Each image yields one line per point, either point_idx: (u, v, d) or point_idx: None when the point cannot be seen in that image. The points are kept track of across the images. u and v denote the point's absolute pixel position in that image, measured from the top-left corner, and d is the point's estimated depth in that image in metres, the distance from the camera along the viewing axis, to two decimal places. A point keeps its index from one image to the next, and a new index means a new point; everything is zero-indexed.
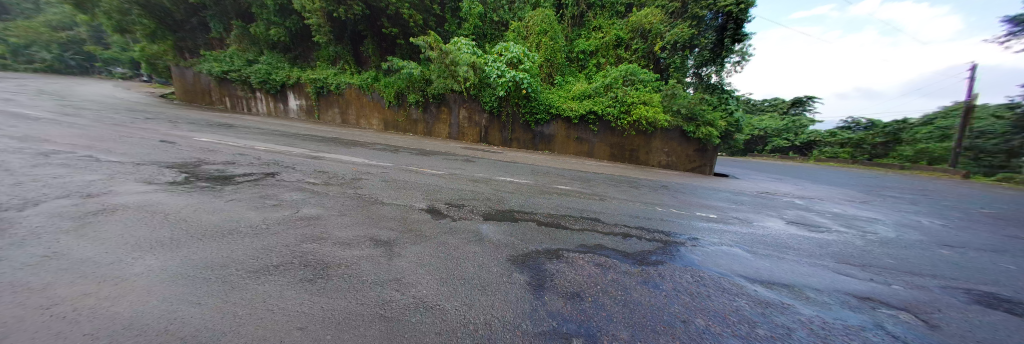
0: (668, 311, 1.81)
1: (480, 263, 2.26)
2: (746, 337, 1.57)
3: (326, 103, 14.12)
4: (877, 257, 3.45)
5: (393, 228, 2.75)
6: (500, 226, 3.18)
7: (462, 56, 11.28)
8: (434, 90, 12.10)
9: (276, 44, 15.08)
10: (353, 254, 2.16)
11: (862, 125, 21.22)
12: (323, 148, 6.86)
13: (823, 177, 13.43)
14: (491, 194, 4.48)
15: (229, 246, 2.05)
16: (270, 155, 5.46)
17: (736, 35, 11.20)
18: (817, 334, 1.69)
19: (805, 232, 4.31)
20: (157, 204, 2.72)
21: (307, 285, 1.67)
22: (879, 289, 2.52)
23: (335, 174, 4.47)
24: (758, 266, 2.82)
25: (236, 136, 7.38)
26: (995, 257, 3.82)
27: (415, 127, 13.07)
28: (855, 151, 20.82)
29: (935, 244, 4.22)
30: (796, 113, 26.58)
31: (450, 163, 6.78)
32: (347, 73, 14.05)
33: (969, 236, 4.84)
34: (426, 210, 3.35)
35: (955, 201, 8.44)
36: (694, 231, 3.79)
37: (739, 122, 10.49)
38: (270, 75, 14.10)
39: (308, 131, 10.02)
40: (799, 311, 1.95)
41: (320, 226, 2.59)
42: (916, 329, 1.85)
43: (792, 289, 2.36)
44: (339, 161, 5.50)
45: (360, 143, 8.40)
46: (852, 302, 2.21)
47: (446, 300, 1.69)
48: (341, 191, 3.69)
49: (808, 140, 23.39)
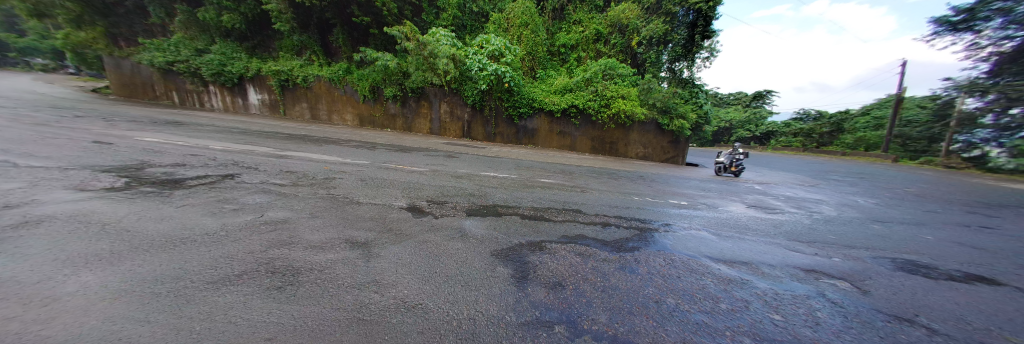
0: (643, 294, 1.86)
1: (464, 259, 2.20)
2: (710, 312, 1.67)
3: (292, 97, 13.20)
4: (824, 234, 3.78)
5: (372, 228, 2.60)
6: (484, 221, 3.12)
7: (440, 47, 10.76)
8: (412, 83, 11.67)
9: (229, 32, 13.83)
10: (326, 258, 2.01)
11: (811, 116, 23.37)
12: (290, 147, 6.43)
13: (778, 164, 14.47)
14: (474, 190, 4.40)
15: (182, 257, 1.84)
16: (227, 154, 5.02)
17: (706, 32, 11.70)
18: (771, 305, 1.82)
19: (764, 214, 4.63)
20: (94, 213, 2.41)
21: (276, 293, 1.54)
22: (822, 261, 2.77)
23: (305, 174, 4.19)
24: (723, 246, 2.99)
25: (187, 135, 6.74)
26: (916, 229, 4.33)
27: (394, 122, 12.62)
28: (806, 140, 22.85)
29: (869, 220, 4.72)
30: (757, 105, 28.33)
31: (432, 159, 6.59)
32: (314, 64, 13.16)
33: (895, 211, 5.47)
34: (406, 209, 3.21)
35: (886, 182, 9.36)
36: (667, 217, 3.94)
37: (708, 115, 11.22)
38: (225, 66, 12.92)
39: (272, 128, 9.35)
40: (756, 285, 2.10)
41: (289, 229, 2.39)
42: (854, 296, 2.06)
43: (751, 266, 2.52)
44: (309, 159, 5.18)
45: (333, 140, 7.97)
46: (800, 273, 2.42)
47: (428, 299, 1.63)
48: (312, 191, 3.45)
49: (767, 131, 25.46)
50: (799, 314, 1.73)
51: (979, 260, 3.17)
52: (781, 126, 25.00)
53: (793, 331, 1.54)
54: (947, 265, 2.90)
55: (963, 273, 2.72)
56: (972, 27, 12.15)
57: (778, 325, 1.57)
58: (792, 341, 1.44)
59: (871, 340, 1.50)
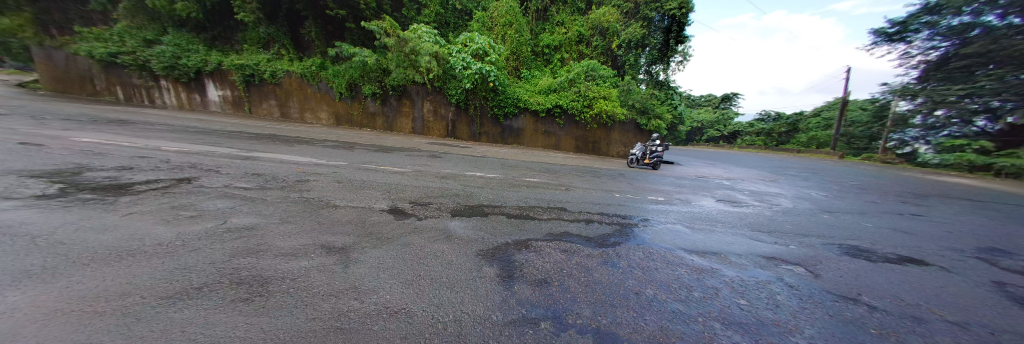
0: (624, 286, 1.95)
1: (449, 260, 2.14)
2: (684, 300, 1.83)
3: (259, 94, 12.43)
4: (785, 224, 4.05)
5: (350, 233, 2.44)
6: (470, 222, 3.05)
7: (423, 44, 10.49)
8: (392, 81, 11.31)
9: (185, 22, 12.89)
10: (298, 266, 1.86)
11: (771, 117, 25.46)
12: (258, 147, 6.02)
13: (744, 161, 15.40)
14: (459, 190, 4.31)
15: (129, 270, 1.64)
16: (183, 156, 4.63)
17: (678, 38, 12.90)
18: (737, 291, 2.02)
19: (733, 207, 4.89)
20: (18, 224, 2.09)
21: (242, 306, 1.40)
22: (783, 250, 3.00)
23: (275, 176, 3.92)
24: (697, 238, 3.13)
25: (135, 135, 6.15)
26: (861, 217, 4.76)
27: (374, 121, 12.20)
28: (766, 139, 24.47)
29: (821, 210, 5.12)
30: (725, 107, 30.10)
31: (414, 160, 6.41)
32: (283, 59, 12.46)
33: (842, 202, 5.99)
34: (388, 211, 3.08)
35: (833, 176, 10.27)
36: (645, 212, 4.05)
37: (681, 115, 12.14)
38: (181, 59, 11.95)
39: (237, 128, 8.77)
40: (724, 274, 2.30)
41: (256, 236, 2.19)
42: (808, 280, 2.32)
43: (720, 256, 2.69)
44: (278, 161, 4.87)
45: (306, 140, 7.56)
46: (762, 261, 2.65)
47: (411, 303, 1.55)
48: (282, 195, 3.22)
49: (734, 131, 27.24)
50: (761, 298, 1.94)
51: (911, 243, 3.54)
52: (745, 126, 26.71)
53: (756, 313, 1.74)
54: (884, 249, 3.26)
55: (897, 255, 3.08)
56: (904, 38, 14.45)
57: (743, 310, 1.76)
58: (755, 323, 1.62)
59: (820, 317, 1.73)
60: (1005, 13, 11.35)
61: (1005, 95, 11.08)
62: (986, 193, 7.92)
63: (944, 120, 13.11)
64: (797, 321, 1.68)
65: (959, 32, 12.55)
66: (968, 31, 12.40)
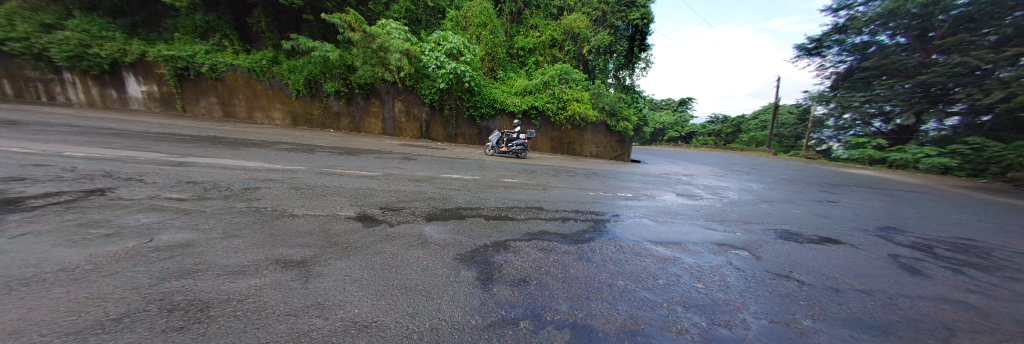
0: (597, 279, 1.97)
1: (425, 266, 2.00)
2: (651, 288, 1.90)
3: (193, 90, 11.10)
4: (736, 214, 4.39)
5: (310, 245, 2.20)
6: (446, 226, 2.91)
7: (392, 41, 10.04)
8: (358, 78, 10.67)
9: (98, 4, 11.26)
10: (247, 285, 1.61)
11: (719, 119, 28.76)
12: (194, 151, 5.33)
13: (699, 158, 16.66)
14: (435, 193, 4.13)
15: (13, 306, 1.29)
16: (95, 163, 3.96)
17: (642, 46, 14.08)
18: (696, 277, 2.14)
19: (693, 200, 5.21)
20: None
21: (176, 337, 1.17)
22: (737, 237, 3.24)
23: (216, 185, 3.46)
24: (661, 230, 3.28)
25: (30, 138, 5.19)
26: (793, 204, 5.37)
27: (337, 122, 11.49)
28: (716, 139, 27.91)
29: (761, 199, 5.68)
30: (683, 110, 32.58)
31: (385, 162, 6.07)
32: (226, 51, 11.22)
33: (779, 192, 6.72)
34: (356, 218, 2.85)
35: (770, 170, 11.43)
36: (616, 208, 4.17)
37: (645, 118, 12.77)
38: (90, 48, 10.32)
39: (171, 129, 7.84)
40: (684, 261, 2.43)
41: (195, 253, 1.88)
42: (751, 262, 2.54)
43: (681, 245, 2.84)
44: (218, 167, 4.33)
45: (254, 143, 6.85)
46: (714, 247, 2.84)
47: (383, 315, 1.41)
48: (227, 206, 2.83)
49: (690, 132, 29.69)
50: (714, 281, 2.10)
51: (830, 225, 4.05)
52: (699, 128, 29.66)
53: (711, 296, 1.87)
54: (808, 231, 3.67)
55: (818, 236, 3.49)
56: (820, 53, 16.98)
57: (703, 294, 1.88)
58: (711, 304, 1.76)
59: (764, 295, 1.92)
60: (893, 34, 13.72)
61: (894, 101, 13.37)
62: (885, 182, 9.28)
63: (850, 122, 15.45)
64: (748, 301, 1.83)
65: (860, 48, 14.92)
66: (866, 48, 14.83)
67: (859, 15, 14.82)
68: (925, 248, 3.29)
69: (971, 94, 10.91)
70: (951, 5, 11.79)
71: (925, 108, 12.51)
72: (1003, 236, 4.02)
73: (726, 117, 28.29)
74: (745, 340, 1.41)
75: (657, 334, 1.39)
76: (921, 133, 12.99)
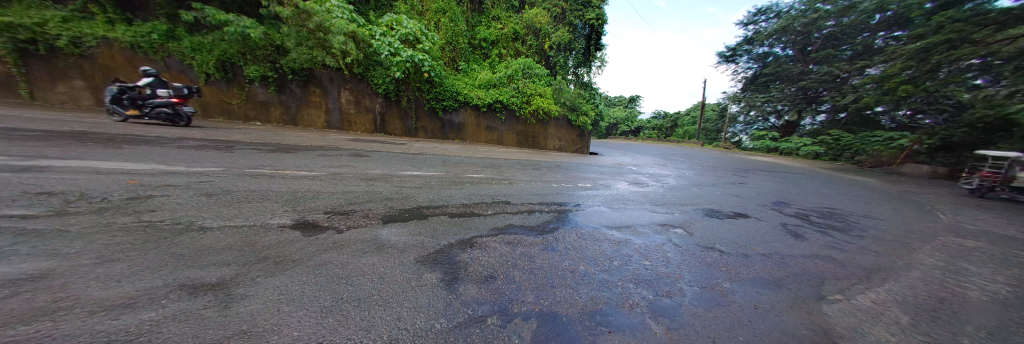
0: (560, 267, 1.95)
1: (382, 274, 1.79)
2: (608, 269, 1.95)
3: (53, 71, 8.83)
4: (679, 197, 4.79)
5: (232, 261, 1.84)
6: (404, 228, 2.67)
7: (334, 21, 8.97)
8: (293, 63, 9.37)
9: None
10: (143, 318, 1.27)
11: (660, 115, 31.73)
12: (59, 153, 4.17)
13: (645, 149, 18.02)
14: (392, 192, 3.81)
15: None
16: None
17: (598, 45, 14.82)
18: (646, 255, 2.25)
19: (645, 188, 5.56)
20: None
21: None
22: (682, 218, 3.52)
23: (84, 194, 2.74)
24: (616, 216, 3.42)
25: None
26: (718, 186, 6.11)
27: (268, 113, 10.06)
28: (660, 133, 30.74)
29: (697, 184, 6.34)
30: (632, 106, 35.11)
31: (329, 160, 5.48)
32: (101, 24, 9.02)
33: (711, 177, 7.60)
34: (294, 227, 2.47)
35: (700, 159, 12.86)
36: (577, 198, 4.25)
37: (601, 113, 13.43)
38: None
39: (28, 123, 6.14)
40: (635, 242, 2.55)
41: (55, 287, 1.41)
42: (686, 238, 2.77)
43: (633, 228, 2.99)
44: (89, 172, 3.40)
45: (153, 140, 5.69)
46: (658, 228, 3.04)
47: (328, 335, 1.20)
48: (104, 222, 2.22)
49: (638, 126, 32.15)
50: (660, 257, 2.23)
51: (744, 202, 4.68)
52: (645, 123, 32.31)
53: (659, 271, 1.98)
54: (730, 208, 4.17)
55: (733, 211, 3.98)
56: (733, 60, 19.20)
57: (652, 270, 1.97)
58: (655, 278, 1.86)
59: (702, 266, 2.09)
60: (784, 47, 16.59)
61: (784, 102, 15.96)
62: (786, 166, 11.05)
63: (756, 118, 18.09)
64: (689, 273, 1.97)
65: (761, 57, 17.70)
66: (766, 58, 17.56)
67: (762, 30, 17.33)
68: (805, 216, 3.96)
69: (834, 97, 13.67)
70: (823, 25, 14.75)
71: (804, 107, 15.29)
72: (856, 204, 5.04)
73: (667, 112, 31.24)
74: (683, 306, 1.51)
75: (615, 313, 1.41)
76: (800, 127, 16.17)
